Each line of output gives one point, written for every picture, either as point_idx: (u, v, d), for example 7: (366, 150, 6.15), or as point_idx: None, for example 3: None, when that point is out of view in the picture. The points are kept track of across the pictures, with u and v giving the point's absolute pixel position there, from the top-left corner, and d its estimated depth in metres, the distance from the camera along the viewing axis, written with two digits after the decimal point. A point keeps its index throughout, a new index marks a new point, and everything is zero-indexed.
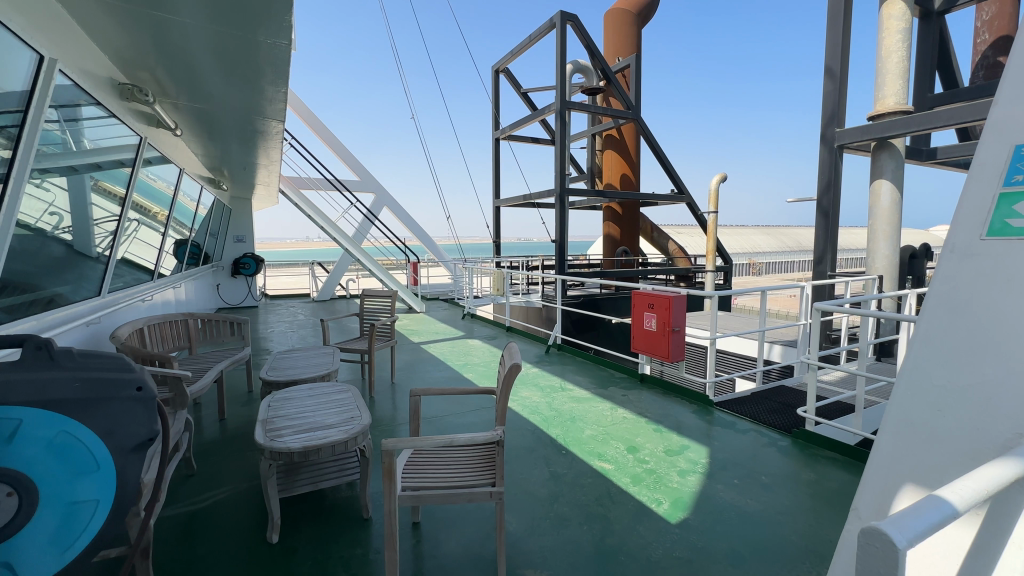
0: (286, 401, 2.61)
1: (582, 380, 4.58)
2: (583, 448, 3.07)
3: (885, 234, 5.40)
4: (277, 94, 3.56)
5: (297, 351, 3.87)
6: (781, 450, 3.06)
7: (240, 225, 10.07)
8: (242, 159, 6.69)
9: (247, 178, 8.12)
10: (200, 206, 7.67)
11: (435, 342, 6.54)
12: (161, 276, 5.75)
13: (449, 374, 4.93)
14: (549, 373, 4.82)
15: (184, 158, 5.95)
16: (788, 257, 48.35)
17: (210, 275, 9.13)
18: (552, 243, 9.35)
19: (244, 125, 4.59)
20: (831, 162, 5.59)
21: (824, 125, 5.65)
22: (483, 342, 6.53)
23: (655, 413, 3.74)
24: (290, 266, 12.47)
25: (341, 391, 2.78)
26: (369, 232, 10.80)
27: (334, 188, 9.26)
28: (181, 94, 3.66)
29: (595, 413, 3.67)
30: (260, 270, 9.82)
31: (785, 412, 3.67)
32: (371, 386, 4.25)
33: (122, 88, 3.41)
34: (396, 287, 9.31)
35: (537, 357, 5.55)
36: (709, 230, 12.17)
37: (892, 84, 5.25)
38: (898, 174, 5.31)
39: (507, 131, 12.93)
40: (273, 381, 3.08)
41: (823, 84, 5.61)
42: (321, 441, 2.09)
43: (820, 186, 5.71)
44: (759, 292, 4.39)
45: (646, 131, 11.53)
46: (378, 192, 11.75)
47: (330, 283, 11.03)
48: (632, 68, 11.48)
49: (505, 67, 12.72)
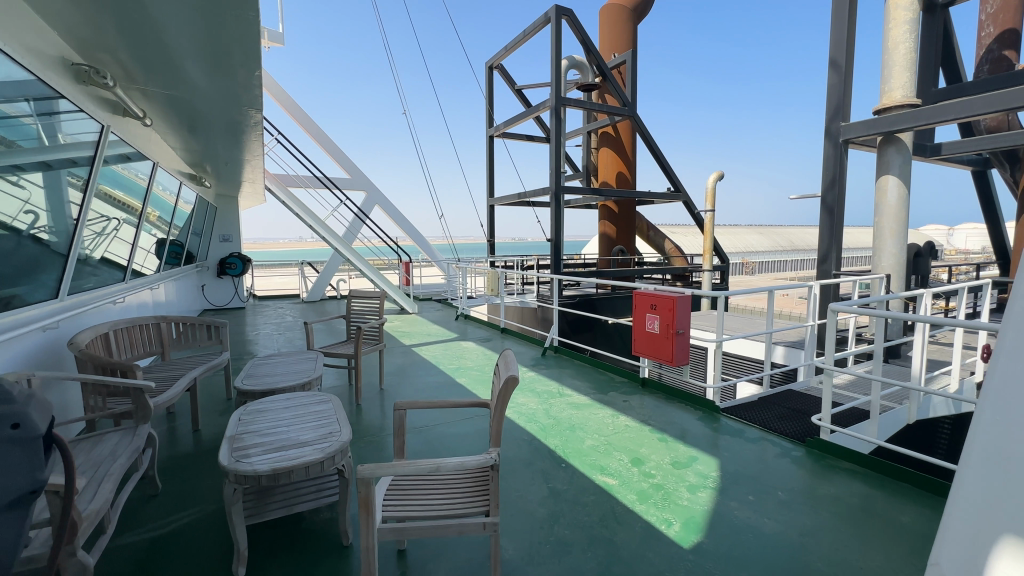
0: (260, 415, 2.38)
1: (580, 384, 4.37)
2: (585, 461, 2.86)
3: (891, 232, 5.23)
4: (251, 78, 3.30)
5: (277, 356, 3.62)
6: (794, 462, 2.86)
7: (226, 224, 9.75)
8: (224, 155, 6.41)
9: (231, 174, 7.83)
10: (182, 203, 7.36)
11: (427, 344, 6.30)
12: (137, 277, 5.47)
13: (440, 379, 4.70)
14: (546, 378, 4.60)
15: (159, 151, 5.63)
16: (782, 256, 48.52)
17: (194, 275, 8.84)
18: (547, 242, 9.14)
19: (221, 116, 4.32)
20: (837, 157, 5.40)
21: (829, 118, 5.46)
22: (477, 344, 6.30)
23: (658, 420, 3.53)
24: (278, 267, 12.17)
25: (321, 401, 2.55)
26: (359, 231, 10.51)
27: (323, 185, 8.98)
28: (146, 78, 3.38)
29: (595, 422, 3.45)
30: (247, 270, 9.54)
31: (796, 418, 3.47)
32: (358, 393, 4.01)
33: (77, 70, 3.11)
34: (386, 287, 9.05)
35: (533, 360, 5.32)
36: (705, 228, 12.01)
37: (899, 76, 5.07)
38: (905, 169, 5.14)
39: (501, 128, 12.73)
40: (249, 390, 2.84)
41: (828, 76, 5.42)
42: (293, 463, 1.85)
43: (824, 182, 5.53)
44: (767, 291, 4.18)
45: (642, 129, 11.36)
46: (369, 190, 11.48)
47: (320, 283, 10.76)
48: (628, 64, 11.31)
49: (499, 63, 12.54)
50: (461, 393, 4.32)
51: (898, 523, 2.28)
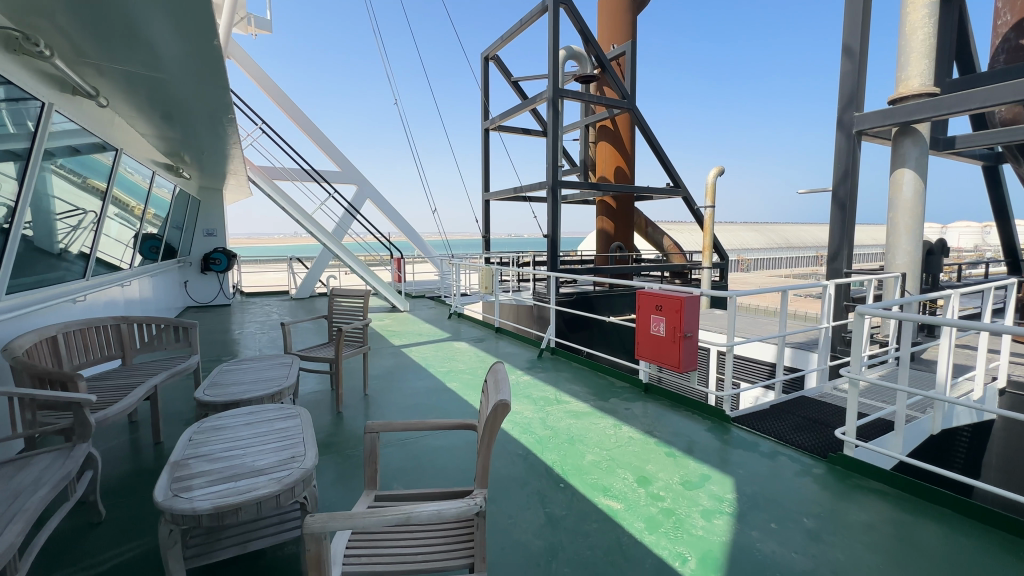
0: (216, 433, 2.07)
1: (579, 390, 4.09)
2: (585, 480, 2.57)
3: (906, 229, 4.96)
4: (211, 49, 2.93)
5: (247, 360, 3.32)
6: (817, 481, 2.58)
7: (211, 217, 9.37)
8: (201, 143, 6.04)
9: (213, 165, 7.47)
10: (158, 194, 6.95)
11: (417, 345, 6.00)
12: (105, 272, 5.12)
13: (430, 383, 4.40)
14: (542, 382, 4.31)
15: (128, 138, 5.28)
16: (779, 253, 48.46)
17: (176, 271, 8.49)
18: (543, 238, 8.84)
19: (190, 97, 3.98)
20: (849, 149, 5.12)
21: (842, 108, 5.18)
22: (470, 344, 6.00)
23: (665, 431, 3.25)
24: (266, 263, 11.79)
25: (288, 417, 2.25)
26: (350, 226, 10.14)
27: (310, 178, 8.63)
28: (92, 49, 3.00)
29: (596, 433, 3.17)
30: (232, 266, 9.19)
31: (813, 429, 3.20)
32: (339, 400, 3.70)
33: (5, 36, 2.72)
34: (377, 284, 8.73)
35: (528, 363, 5.02)
36: (705, 225, 11.75)
37: (916, 63, 4.79)
38: (921, 162, 4.87)
39: (497, 121, 12.39)
40: (210, 402, 2.53)
41: (840, 63, 5.13)
42: (242, 498, 1.55)
43: (836, 175, 5.25)
44: (781, 291, 3.89)
45: (641, 122, 11.06)
46: (360, 184, 11.12)
47: (309, 280, 10.42)
48: (627, 55, 11.01)
49: (495, 54, 12.21)
50: (452, 398, 4.02)
51: (941, 556, 2.00)
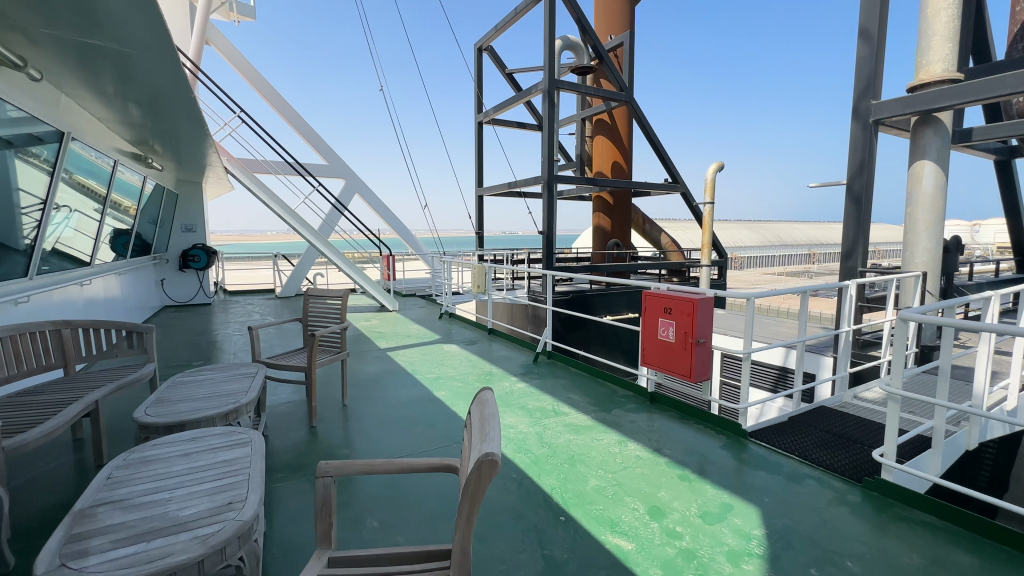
0: (143, 469, 1.70)
1: (579, 399, 3.74)
2: (589, 512, 2.23)
3: (926, 224, 4.65)
4: (155, 10, 2.54)
5: (206, 369, 2.95)
6: (856, 512, 2.25)
7: (190, 212, 8.90)
8: (171, 131, 5.62)
9: (188, 156, 7.04)
10: (124, 185, 6.43)
11: (404, 348, 5.63)
12: (60, 269, 4.71)
13: (416, 392, 4.03)
14: (538, 391, 3.95)
15: (84, 123, 4.83)
16: (774, 251, 48.49)
17: (151, 269, 8.05)
18: (539, 235, 8.48)
19: (147, 70, 3.61)
20: (865, 140, 4.79)
21: (857, 96, 4.85)
22: (461, 347, 5.64)
23: (676, 449, 2.91)
24: (251, 260, 11.34)
25: (238, 446, 1.89)
26: (338, 223, 9.71)
27: (294, 171, 8.21)
28: (17, 9, 2.60)
29: (600, 453, 2.83)
30: (212, 263, 8.75)
31: (841, 448, 2.87)
32: (312, 414, 3.32)
33: None
34: (364, 283, 8.34)
35: (523, 368, 4.67)
36: (705, 221, 11.45)
37: (939, 47, 4.48)
38: (943, 154, 4.56)
39: (490, 114, 12.02)
40: (150, 424, 2.15)
41: (857, 48, 4.81)
42: (151, 569, 1.19)
43: (851, 167, 4.92)
44: (800, 292, 3.54)
45: (640, 115, 10.73)
46: (348, 178, 10.70)
47: (295, 278, 10.00)
48: (625, 46, 10.69)
49: (489, 45, 11.83)
50: (439, 410, 3.65)
51: None
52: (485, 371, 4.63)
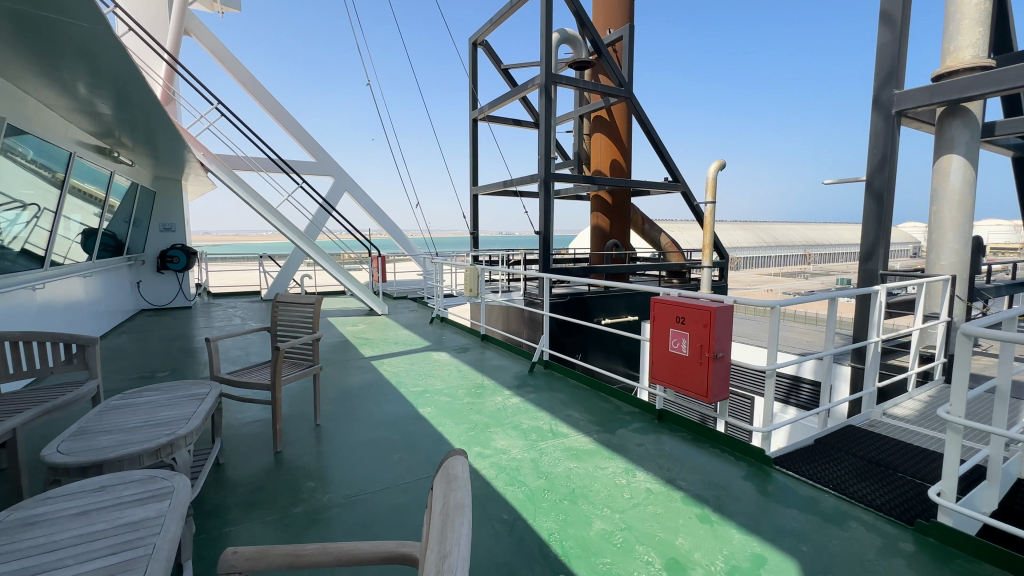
0: (19, 538, 1.31)
1: (580, 417, 3.36)
2: (596, 567, 1.85)
3: (953, 224, 4.30)
4: None
5: (150, 390, 2.55)
6: (915, 566, 1.87)
7: (168, 210, 8.45)
8: (136, 120, 5.18)
9: (162, 151, 6.60)
10: (83, 181, 5.85)
11: (391, 356, 5.24)
12: (8, 269, 4.29)
13: (399, 408, 3.64)
14: (533, 408, 3.58)
15: (30, 110, 4.39)
16: (772, 252, 48.34)
17: (126, 271, 7.62)
18: (535, 235, 8.11)
19: (96, 44, 3.23)
20: (887, 132, 4.42)
21: (879, 85, 4.49)
22: (451, 355, 5.26)
23: (692, 479, 2.53)
24: (236, 260, 10.92)
25: (152, 500, 1.49)
26: (325, 223, 9.30)
27: (278, 168, 7.79)
28: None
29: (604, 485, 2.45)
30: (192, 264, 8.33)
31: (880, 479, 2.50)
32: (277, 437, 2.91)
33: None
34: (352, 286, 7.94)
35: (518, 380, 4.29)
36: (707, 221, 11.11)
37: (969, 32, 4.17)
38: (973, 147, 4.22)
39: (485, 111, 11.66)
40: (59, 466, 1.75)
41: (878, 32, 4.43)
42: None
43: (871, 162, 4.56)
44: (828, 298, 3.13)
45: (640, 111, 10.38)
46: (337, 176, 10.30)
47: (281, 280, 9.59)
48: (625, 40, 10.34)
49: (484, 39, 11.50)
50: (423, 429, 3.27)
51: None
52: (476, 383, 4.24)
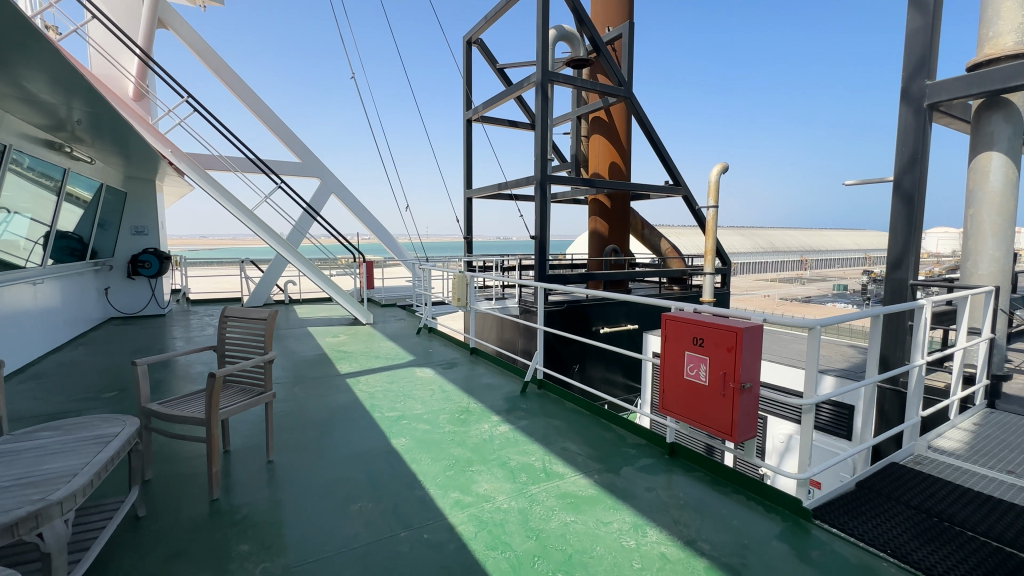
0: None
1: (579, 452, 2.90)
2: None
3: (994, 228, 3.87)
4: None
5: (46, 431, 2.05)
6: None
7: (140, 212, 7.95)
8: (86, 111, 4.68)
9: (126, 148, 6.11)
10: (29, 179, 5.30)
11: (370, 372, 4.77)
12: None
13: (370, 438, 3.17)
14: (524, 438, 3.11)
15: None
16: (770, 258, 48.10)
17: (92, 277, 7.11)
18: (530, 240, 7.66)
19: (14, 16, 2.78)
20: (918, 127, 3.99)
21: (908, 76, 4.07)
22: (437, 371, 4.79)
23: (716, 539, 2.07)
24: (218, 265, 10.43)
25: None
26: (309, 227, 8.83)
27: (255, 167, 7.30)
28: None
29: (610, 550, 1.97)
30: (165, 270, 7.86)
31: (946, 543, 2.05)
32: (215, 482, 2.40)
33: None
34: (335, 293, 7.44)
35: (509, 403, 3.83)
36: (709, 226, 10.69)
37: (1010, 16, 3.76)
38: (1015, 144, 3.80)
39: (480, 111, 11.26)
40: None
41: (907, 18, 4.01)
42: None
43: (900, 160, 4.13)
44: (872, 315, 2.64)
45: (640, 111, 9.98)
46: (324, 177, 9.84)
47: (263, 286, 9.10)
48: (625, 38, 9.98)
49: (479, 37, 11.12)
50: (395, 465, 2.81)
51: None
52: (461, 405, 3.78)
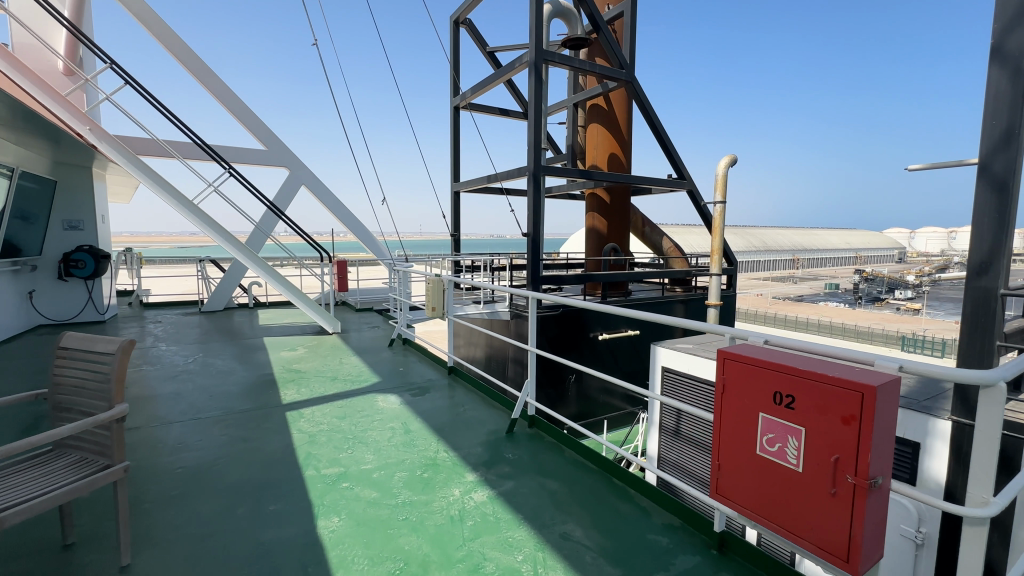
0: None
1: (585, 544, 2.00)
2: None
3: None
4: None
5: None
6: None
7: (76, 205, 6.96)
8: None
9: (35, 126, 5.10)
10: None
11: (321, 400, 3.84)
12: None
13: (289, 514, 2.25)
14: (508, 517, 2.20)
15: None
16: (762, 257, 47.74)
17: (12, 279, 6.13)
18: (523, 239, 6.76)
19: None
20: (1016, 95, 3.11)
21: (1000, 30, 3.19)
22: (404, 399, 3.88)
23: None
24: (174, 264, 9.42)
25: None
26: (274, 223, 7.86)
27: (201, 150, 6.27)
28: None
29: None
30: (102, 270, 6.92)
31: None
32: None
33: None
34: (297, 299, 6.48)
35: (491, 449, 2.92)
36: (716, 223, 9.83)
37: None
38: None
39: (467, 98, 10.34)
40: None
41: None
42: None
43: (989, 138, 3.26)
44: None
45: (643, 97, 9.10)
46: (293, 167, 8.87)
47: (222, 288, 8.14)
48: (626, 16, 9.08)
49: (467, 17, 10.20)
50: (312, 568, 1.89)
51: None
52: (426, 453, 2.87)
